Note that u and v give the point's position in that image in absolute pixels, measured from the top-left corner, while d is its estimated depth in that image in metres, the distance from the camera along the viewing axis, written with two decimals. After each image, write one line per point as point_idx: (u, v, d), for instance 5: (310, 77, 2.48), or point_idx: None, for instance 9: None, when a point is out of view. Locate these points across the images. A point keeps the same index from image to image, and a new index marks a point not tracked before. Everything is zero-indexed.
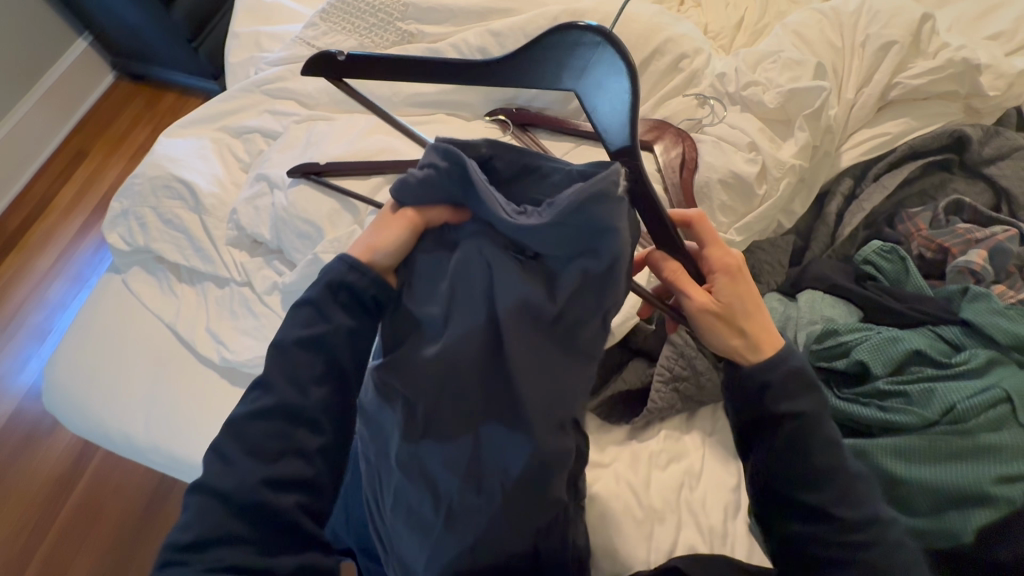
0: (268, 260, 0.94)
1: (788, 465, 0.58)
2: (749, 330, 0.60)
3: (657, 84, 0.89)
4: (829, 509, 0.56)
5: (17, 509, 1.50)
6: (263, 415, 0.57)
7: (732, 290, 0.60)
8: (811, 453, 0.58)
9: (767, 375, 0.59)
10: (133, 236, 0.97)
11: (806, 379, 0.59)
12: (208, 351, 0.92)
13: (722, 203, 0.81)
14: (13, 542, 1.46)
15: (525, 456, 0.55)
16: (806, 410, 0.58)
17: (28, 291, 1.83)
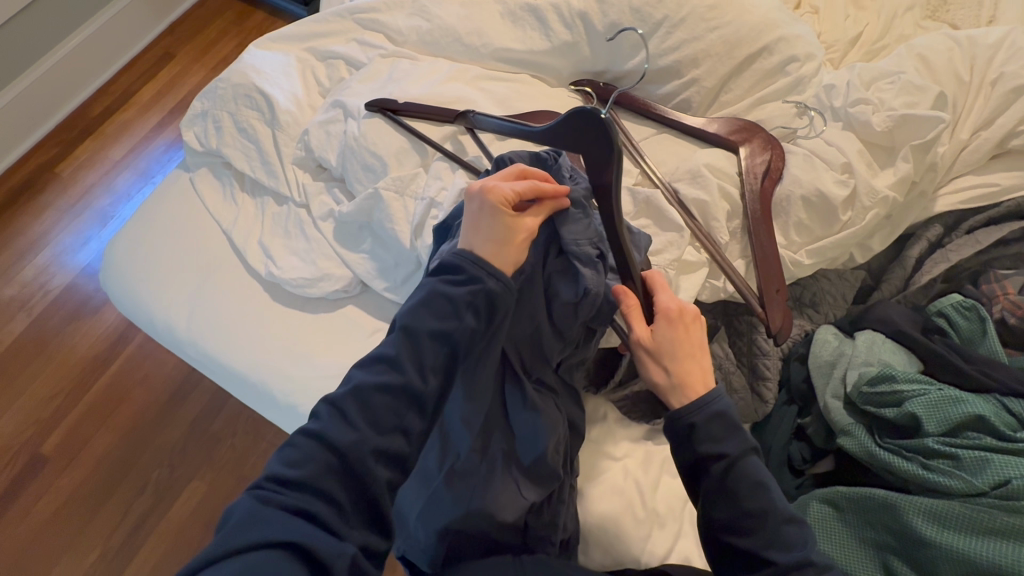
0: (329, 187, 0.95)
1: (727, 510, 0.54)
2: (674, 371, 0.59)
3: (756, 85, 0.85)
4: (762, 552, 0.52)
5: (57, 375, 1.61)
6: (384, 389, 0.56)
7: (670, 333, 0.61)
8: (740, 496, 0.54)
9: (691, 417, 0.57)
10: (208, 138, 1.00)
11: (733, 421, 0.56)
12: (256, 263, 0.94)
13: (799, 221, 0.77)
14: (48, 403, 1.58)
15: (540, 423, 0.68)
16: (731, 451, 0.55)
17: (99, 176, 1.93)
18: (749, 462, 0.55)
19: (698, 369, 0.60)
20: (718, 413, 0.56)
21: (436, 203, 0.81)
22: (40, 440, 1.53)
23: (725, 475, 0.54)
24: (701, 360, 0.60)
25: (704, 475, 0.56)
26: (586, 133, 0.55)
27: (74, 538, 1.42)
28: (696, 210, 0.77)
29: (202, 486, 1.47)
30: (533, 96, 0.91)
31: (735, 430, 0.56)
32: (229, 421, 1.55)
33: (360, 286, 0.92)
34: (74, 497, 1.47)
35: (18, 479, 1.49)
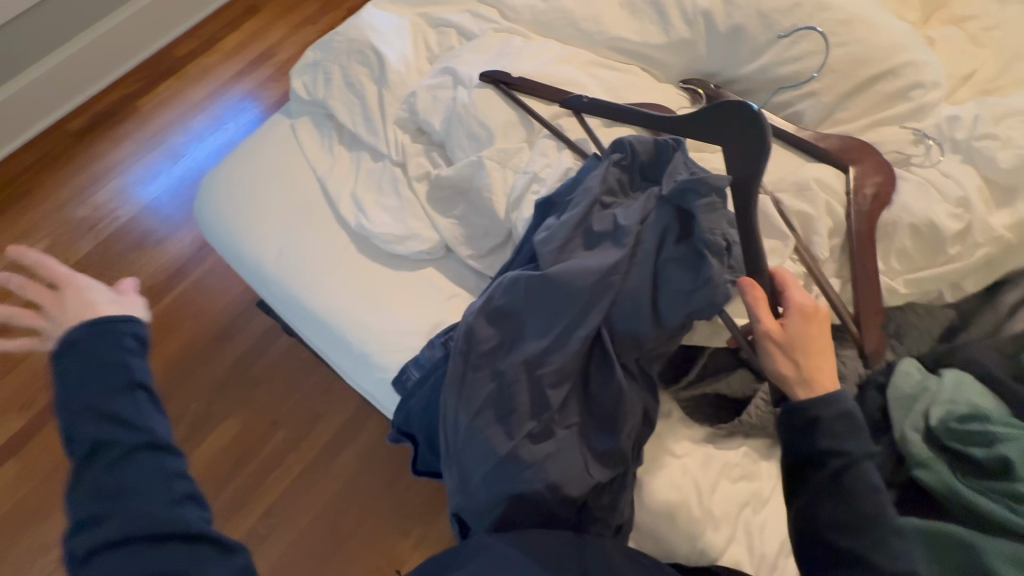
0: (428, 150, 0.97)
1: (837, 506, 0.62)
2: (804, 367, 0.67)
3: (874, 107, 0.84)
4: (869, 551, 0.60)
5: None
6: (128, 461, 0.51)
7: (802, 329, 0.67)
8: (853, 498, 0.62)
9: (817, 411, 0.65)
10: (316, 87, 1.03)
11: (855, 425, 0.64)
12: (348, 214, 0.97)
13: (903, 248, 0.76)
14: None
15: (616, 402, 0.71)
16: (850, 452, 0.63)
17: (178, 114, 2.00)
18: (866, 468, 0.63)
19: (822, 365, 0.68)
20: (842, 414, 0.64)
21: (538, 179, 0.83)
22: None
23: (842, 472, 0.63)
24: (828, 357, 0.68)
25: (817, 471, 0.65)
26: (738, 126, 0.62)
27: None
28: (799, 222, 0.77)
29: (237, 423, 1.53)
30: (642, 88, 0.91)
31: (856, 433, 0.64)
32: (271, 365, 1.60)
33: (443, 251, 0.94)
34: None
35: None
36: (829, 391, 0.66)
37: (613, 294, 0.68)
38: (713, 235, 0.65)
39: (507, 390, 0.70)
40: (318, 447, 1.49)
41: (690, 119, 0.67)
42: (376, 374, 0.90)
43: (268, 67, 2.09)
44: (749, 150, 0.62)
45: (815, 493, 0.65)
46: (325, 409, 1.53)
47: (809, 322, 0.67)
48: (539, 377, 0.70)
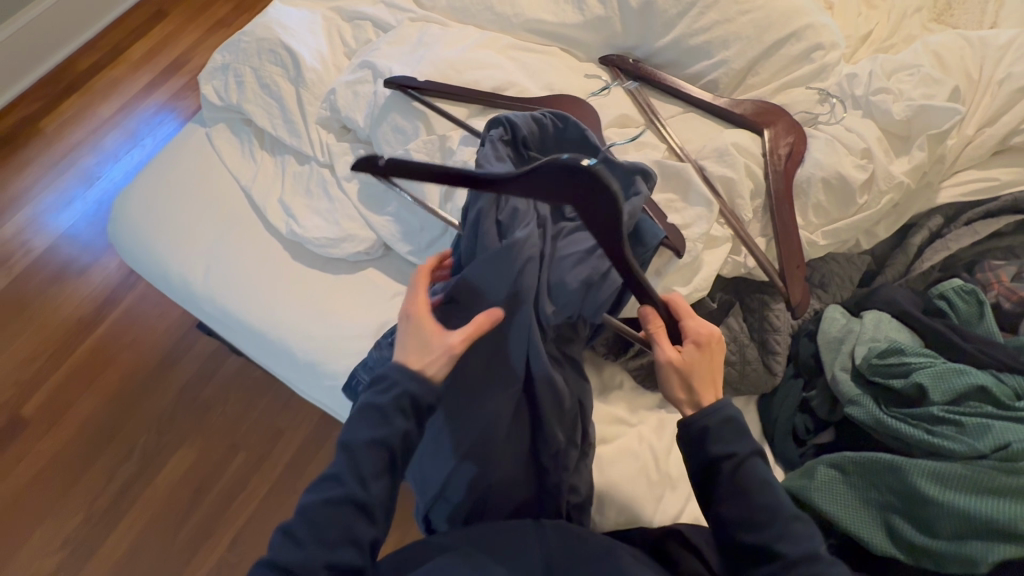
0: (354, 147, 0.94)
1: (739, 509, 0.62)
2: (695, 388, 0.67)
3: (782, 70, 0.88)
4: (774, 544, 0.60)
5: (37, 338, 1.57)
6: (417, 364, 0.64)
7: (698, 357, 0.67)
8: (752, 494, 0.62)
9: (705, 420, 0.65)
10: (228, 92, 0.98)
11: (740, 426, 0.65)
12: (277, 221, 0.93)
13: (818, 202, 0.80)
14: (27, 366, 1.54)
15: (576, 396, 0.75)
16: (739, 453, 0.63)
17: (84, 134, 1.86)
18: (755, 463, 0.63)
19: (712, 381, 0.68)
20: (725, 419, 0.65)
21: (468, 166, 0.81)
22: (21, 403, 1.50)
23: (737, 472, 0.63)
24: (716, 378, 0.68)
25: (719, 479, 0.64)
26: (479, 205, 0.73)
27: (55, 502, 1.40)
28: (722, 187, 0.80)
29: (188, 454, 1.45)
30: (563, 70, 0.92)
31: (743, 433, 0.65)
32: (218, 390, 1.52)
33: (381, 249, 0.92)
34: (56, 459, 1.44)
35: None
36: (716, 400, 0.66)
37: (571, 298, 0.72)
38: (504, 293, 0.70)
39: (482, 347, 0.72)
40: (280, 465, 1.44)
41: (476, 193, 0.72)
42: (326, 382, 0.88)
43: (180, 76, 1.97)
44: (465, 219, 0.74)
45: (718, 496, 0.64)
46: (282, 427, 1.48)
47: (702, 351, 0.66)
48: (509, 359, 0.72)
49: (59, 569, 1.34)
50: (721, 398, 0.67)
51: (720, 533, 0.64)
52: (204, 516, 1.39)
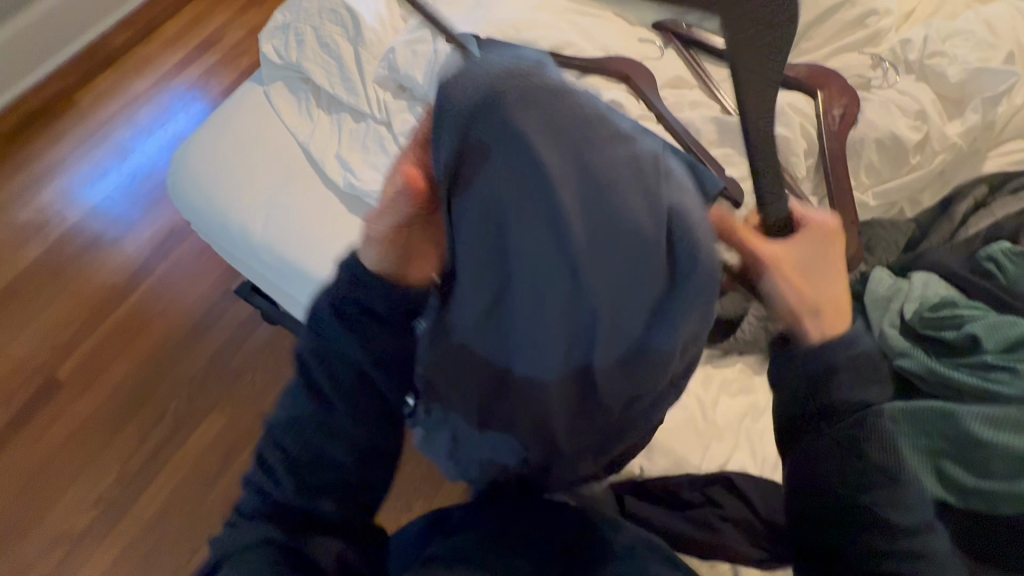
0: (411, 105, 0.96)
1: (843, 464, 0.56)
2: (816, 305, 0.59)
3: (834, 36, 0.89)
4: (877, 507, 0.55)
5: (73, 303, 1.61)
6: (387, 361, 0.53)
7: (812, 258, 0.60)
8: (867, 448, 0.57)
9: (829, 358, 0.57)
10: (288, 51, 1.01)
11: (871, 369, 0.58)
12: (335, 175, 0.96)
13: (870, 162, 0.83)
14: (63, 330, 1.58)
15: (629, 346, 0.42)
16: (873, 399, 0.57)
17: (121, 107, 1.90)
18: (881, 417, 0.58)
19: (830, 295, 0.60)
20: (829, 367, 0.57)
21: None
22: (57, 365, 1.54)
23: (861, 422, 0.57)
24: (835, 290, 0.60)
25: (825, 428, 0.57)
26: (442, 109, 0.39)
27: (91, 459, 1.44)
28: (778, 146, 0.82)
29: (220, 418, 1.49)
30: (618, 32, 0.93)
31: (878, 377, 0.58)
32: (249, 358, 1.56)
33: None
34: (92, 420, 1.49)
35: (32, 402, 1.50)
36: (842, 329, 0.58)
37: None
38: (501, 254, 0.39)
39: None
40: None
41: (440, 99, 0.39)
42: None
43: (215, 52, 2.01)
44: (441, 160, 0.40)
45: (816, 451, 0.57)
46: None
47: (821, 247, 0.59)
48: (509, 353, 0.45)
49: (95, 524, 1.38)
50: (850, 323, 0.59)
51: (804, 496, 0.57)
52: (235, 478, 1.43)
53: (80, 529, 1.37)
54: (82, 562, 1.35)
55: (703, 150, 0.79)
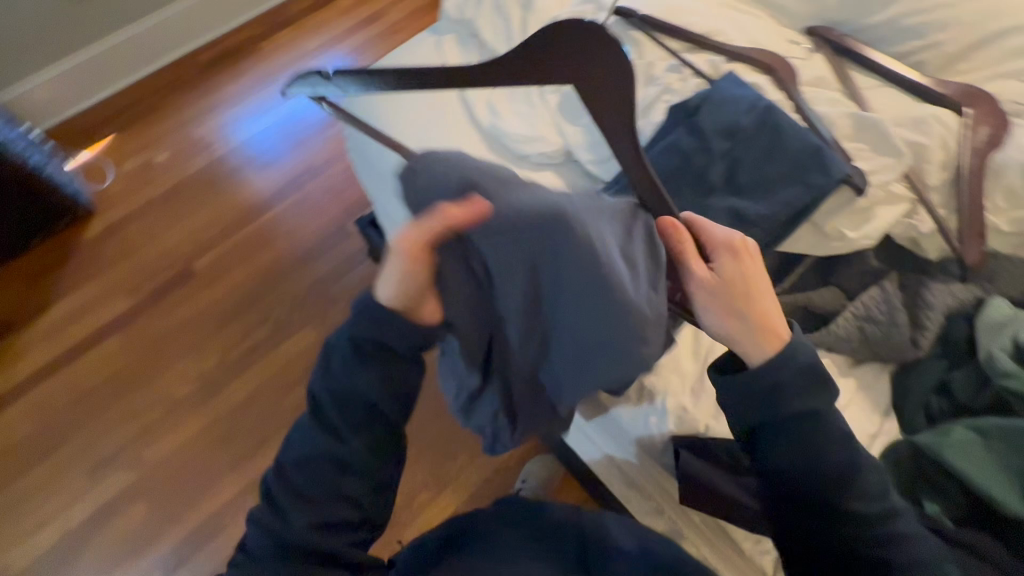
0: (564, 68, 1.08)
1: (805, 460, 0.59)
2: (748, 321, 0.57)
3: (995, 63, 0.90)
4: (846, 506, 0.59)
5: (217, 212, 1.89)
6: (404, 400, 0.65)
7: (735, 269, 0.57)
8: (824, 450, 0.59)
9: (778, 374, 0.58)
10: (467, 9, 1.17)
11: (816, 377, 0.59)
12: (481, 113, 1.07)
13: (1010, 185, 0.84)
14: (207, 231, 1.85)
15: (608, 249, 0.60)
16: (819, 409, 0.59)
17: (296, 56, 2.21)
18: (832, 418, 0.59)
19: (768, 309, 0.59)
20: (775, 387, 0.58)
21: (669, 90, 0.92)
22: (195, 258, 1.81)
23: (813, 424, 0.59)
24: (767, 305, 0.58)
25: (782, 431, 0.59)
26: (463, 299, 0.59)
27: (205, 339, 1.69)
28: (912, 151, 0.85)
29: (311, 333, 1.68)
30: (769, 31, 1.00)
31: (819, 386, 0.59)
32: (347, 288, 1.75)
33: (564, 156, 1.03)
34: (211, 309, 1.73)
35: (168, 285, 1.77)
36: (778, 350, 0.58)
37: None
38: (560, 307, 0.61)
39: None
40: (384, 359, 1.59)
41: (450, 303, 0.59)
42: None
43: (382, 24, 2.28)
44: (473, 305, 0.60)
45: (774, 451, 0.60)
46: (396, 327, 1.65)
47: (738, 261, 0.56)
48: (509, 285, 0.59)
49: (194, 395, 1.62)
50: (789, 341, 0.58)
51: (773, 490, 0.62)
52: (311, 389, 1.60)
53: (182, 395, 1.62)
54: (175, 425, 1.58)
55: (833, 139, 0.83)
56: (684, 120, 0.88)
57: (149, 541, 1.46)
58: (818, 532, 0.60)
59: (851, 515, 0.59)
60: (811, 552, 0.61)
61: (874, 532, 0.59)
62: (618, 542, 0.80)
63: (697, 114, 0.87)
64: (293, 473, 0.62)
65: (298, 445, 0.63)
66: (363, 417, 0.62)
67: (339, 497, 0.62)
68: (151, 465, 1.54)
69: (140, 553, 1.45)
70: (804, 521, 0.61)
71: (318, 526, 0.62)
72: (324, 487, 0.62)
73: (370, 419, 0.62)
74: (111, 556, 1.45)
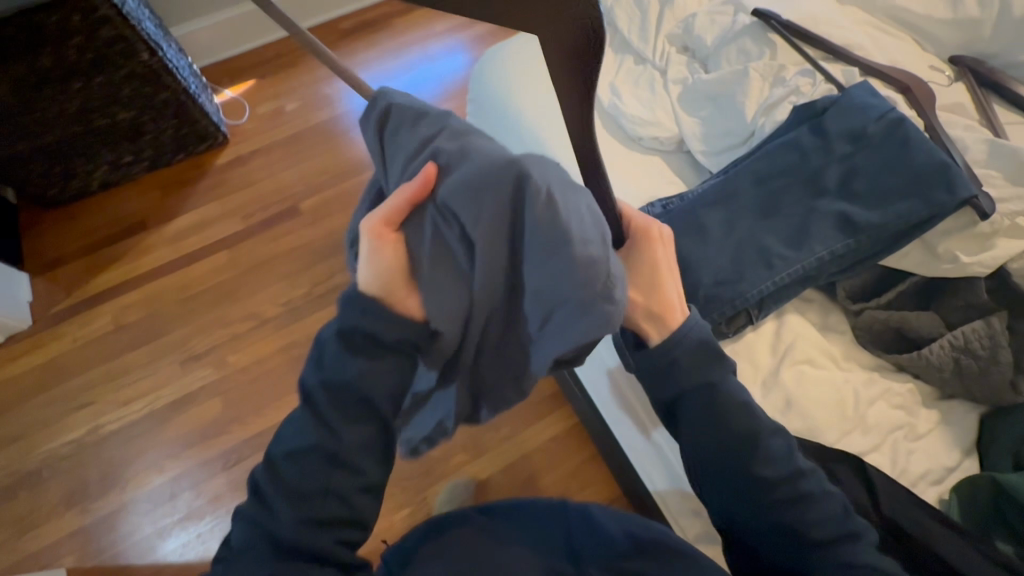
0: (689, 63, 1.11)
1: (711, 427, 0.71)
2: (650, 302, 0.71)
3: None
4: (752, 471, 0.70)
5: (327, 159, 2.04)
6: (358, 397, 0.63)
7: (641, 259, 0.72)
8: (726, 419, 0.71)
9: (690, 346, 0.71)
10: None
11: (710, 351, 0.72)
12: (604, 94, 1.13)
13: None
14: (316, 175, 2.02)
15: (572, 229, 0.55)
16: (716, 380, 0.71)
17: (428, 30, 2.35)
18: (728, 389, 0.71)
19: (671, 297, 0.72)
20: (678, 357, 0.71)
21: (798, 92, 0.96)
22: (301, 198, 1.97)
23: (712, 395, 0.71)
24: (670, 292, 0.72)
25: (692, 403, 0.72)
26: (436, 277, 0.58)
27: (299, 271, 1.86)
28: None
29: None
30: (911, 55, 0.99)
31: (715, 361, 0.72)
32: None
33: (676, 144, 1.07)
34: (308, 245, 1.89)
35: (274, 216, 1.94)
36: (677, 326, 0.71)
37: (821, 257, 0.84)
38: (528, 303, 0.58)
39: (739, 251, 0.86)
40: None
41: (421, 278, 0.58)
42: None
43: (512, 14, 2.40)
44: (444, 282, 0.58)
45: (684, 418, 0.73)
46: None
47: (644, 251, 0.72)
48: (483, 250, 0.55)
49: (279, 317, 1.78)
50: (689, 317, 0.72)
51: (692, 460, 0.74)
52: None
53: (269, 315, 1.79)
54: (257, 339, 1.75)
55: (965, 161, 0.83)
56: (808, 121, 0.91)
57: (221, 432, 1.63)
58: (746, 496, 0.71)
59: (758, 479, 0.70)
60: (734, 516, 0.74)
61: (780, 492, 0.69)
62: (607, 530, 0.80)
63: (822, 117, 0.89)
64: (281, 471, 0.60)
65: (293, 436, 0.61)
66: (354, 411, 0.61)
67: (326, 494, 0.60)
68: (232, 368, 1.71)
69: (211, 441, 1.62)
70: (728, 485, 0.72)
71: (305, 519, 0.59)
72: (313, 482, 0.60)
73: (359, 412, 0.62)
74: (186, 437, 1.63)
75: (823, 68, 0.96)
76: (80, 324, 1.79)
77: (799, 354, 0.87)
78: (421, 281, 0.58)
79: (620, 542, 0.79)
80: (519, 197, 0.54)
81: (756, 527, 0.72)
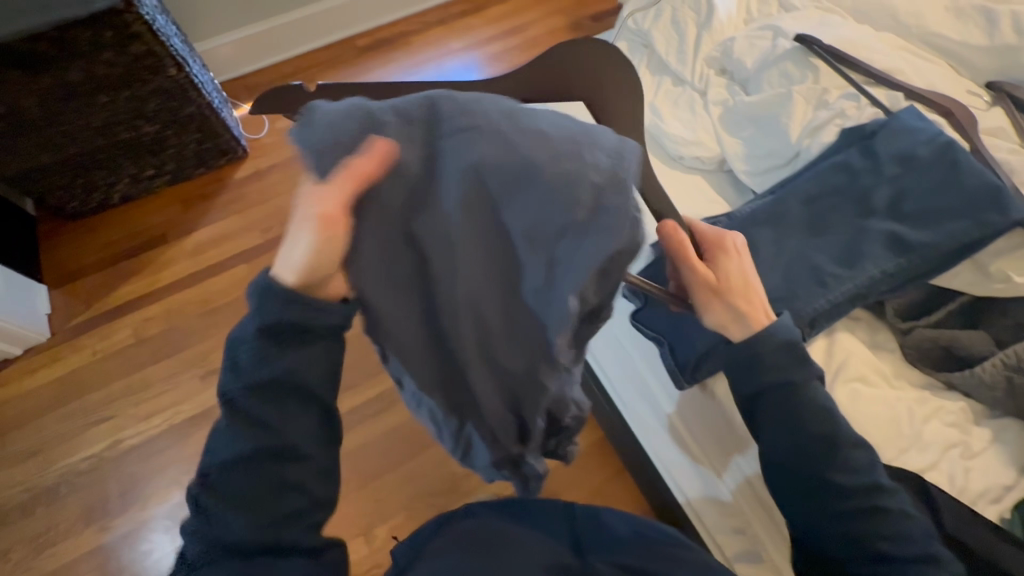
0: (729, 85, 1.14)
1: (793, 428, 0.71)
2: (738, 307, 0.71)
3: None
4: (831, 476, 0.70)
5: None
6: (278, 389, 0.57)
7: (724, 265, 0.72)
8: (806, 421, 0.71)
9: (775, 351, 0.72)
10: (644, 22, 1.26)
11: (794, 353, 0.72)
12: (645, 114, 1.16)
13: None
14: None
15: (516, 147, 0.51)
16: (795, 380, 0.72)
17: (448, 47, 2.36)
18: (807, 391, 0.72)
19: (753, 300, 0.73)
20: (760, 357, 0.72)
21: (843, 115, 0.98)
22: None
23: (795, 395, 0.72)
24: (753, 296, 0.73)
25: (773, 403, 0.72)
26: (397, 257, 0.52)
27: None
28: None
29: None
30: (950, 80, 1.02)
31: (799, 362, 0.72)
32: None
33: (718, 163, 1.09)
34: None
35: None
36: (762, 328, 0.72)
37: (873, 276, 0.85)
38: (514, 248, 0.52)
39: (792, 270, 0.87)
40: None
41: (373, 262, 0.52)
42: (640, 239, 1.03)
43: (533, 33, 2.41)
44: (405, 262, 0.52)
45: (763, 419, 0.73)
46: None
47: (726, 258, 0.72)
48: (436, 221, 0.52)
49: None
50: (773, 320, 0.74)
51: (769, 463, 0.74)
52: None
53: None
54: None
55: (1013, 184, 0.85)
56: (857, 143, 0.93)
57: None
58: (825, 505, 0.70)
59: (834, 486, 0.69)
60: (810, 526, 0.72)
61: (855, 502, 0.68)
62: (613, 529, 0.79)
63: (872, 139, 0.91)
64: (217, 481, 0.56)
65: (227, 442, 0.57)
66: (290, 407, 0.57)
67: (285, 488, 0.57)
68: None
69: None
70: (807, 492, 0.71)
71: (263, 522, 0.56)
72: (263, 485, 0.56)
73: (292, 408, 0.57)
74: None
75: (867, 91, 0.99)
76: (99, 337, 1.77)
77: (852, 371, 0.88)
78: (372, 268, 0.52)
79: (629, 538, 0.78)
80: (446, 140, 0.51)
81: (834, 541, 0.70)
